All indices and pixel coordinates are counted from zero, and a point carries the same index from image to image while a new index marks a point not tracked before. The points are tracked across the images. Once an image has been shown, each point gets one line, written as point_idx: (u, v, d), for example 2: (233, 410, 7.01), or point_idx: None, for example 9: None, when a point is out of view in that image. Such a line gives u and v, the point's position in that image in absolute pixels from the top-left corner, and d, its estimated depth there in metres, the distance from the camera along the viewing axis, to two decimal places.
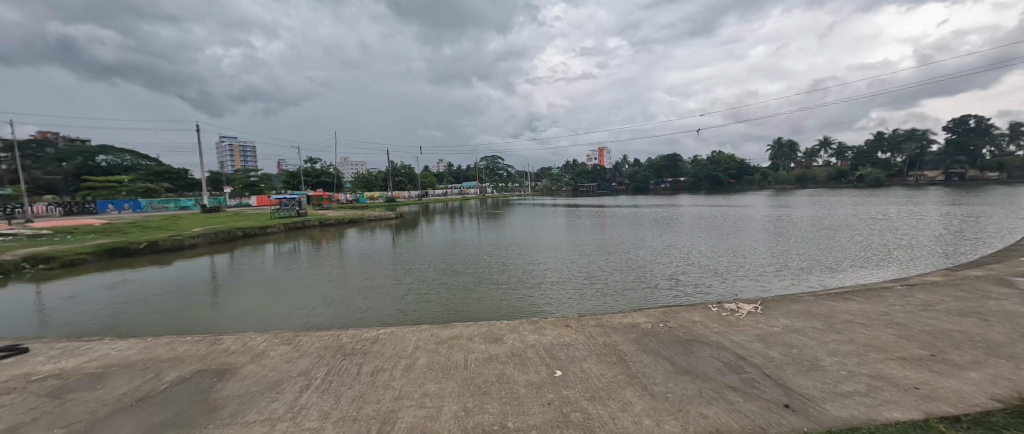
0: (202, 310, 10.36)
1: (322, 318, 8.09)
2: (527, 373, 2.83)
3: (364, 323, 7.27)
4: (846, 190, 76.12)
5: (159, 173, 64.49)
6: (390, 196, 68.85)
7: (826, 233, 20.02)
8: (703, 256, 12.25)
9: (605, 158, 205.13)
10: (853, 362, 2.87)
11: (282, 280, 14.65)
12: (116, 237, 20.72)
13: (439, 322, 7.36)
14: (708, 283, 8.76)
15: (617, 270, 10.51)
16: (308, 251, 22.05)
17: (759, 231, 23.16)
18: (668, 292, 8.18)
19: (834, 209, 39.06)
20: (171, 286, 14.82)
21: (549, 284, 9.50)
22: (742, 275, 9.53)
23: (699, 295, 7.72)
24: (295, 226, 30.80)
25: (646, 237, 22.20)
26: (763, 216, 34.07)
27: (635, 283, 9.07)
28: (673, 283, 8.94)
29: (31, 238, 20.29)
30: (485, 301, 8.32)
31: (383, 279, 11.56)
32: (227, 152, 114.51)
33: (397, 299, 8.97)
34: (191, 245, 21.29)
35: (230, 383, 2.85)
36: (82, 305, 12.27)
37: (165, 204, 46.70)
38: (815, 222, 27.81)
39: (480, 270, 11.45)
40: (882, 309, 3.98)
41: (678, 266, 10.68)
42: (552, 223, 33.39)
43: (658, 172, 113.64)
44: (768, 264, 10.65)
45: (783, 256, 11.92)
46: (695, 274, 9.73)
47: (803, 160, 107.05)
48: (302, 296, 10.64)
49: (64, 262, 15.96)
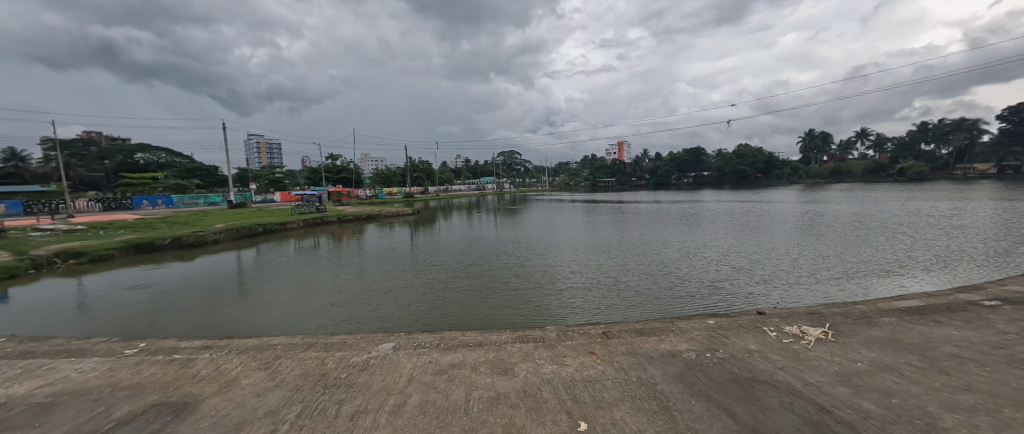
0: (220, 310, 10.32)
1: (338, 321, 7.83)
2: (542, 425, 2.22)
3: (376, 328, 7.07)
4: (885, 184, 71.44)
5: (192, 171, 67.47)
6: (409, 192, 69.41)
7: (871, 232, 18.42)
8: (738, 257, 11.40)
9: (625, 153, 201.18)
10: (985, 422, 2.10)
11: (300, 277, 14.62)
12: (144, 233, 21.40)
13: (452, 327, 7.08)
14: (748, 290, 8.02)
15: (645, 273, 9.83)
16: (327, 248, 22.17)
17: (792, 229, 21.73)
18: (704, 300, 7.49)
19: (874, 205, 36.55)
20: (195, 282, 15.10)
21: (573, 287, 8.97)
22: (784, 279, 8.71)
23: (731, 304, 7.08)
24: (315, 221, 31.19)
25: (672, 235, 21.15)
26: (797, 213, 32.04)
27: (666, 289, 8.40)
28: (708, 289, 8.22)
29: (68, 233, 21.23)
30: (503, 306, 7.90)
31: (400, 279, 11.27)
32: (256, 150, 119.15)
33: (413, 302, 8.65)
34: (214, 241, 21.75)
35: (182, 424, 2.37)
36: (110, 302, 12.54)
37: (194, 200, 48.63)
38: (855, 220, 25.85)
39: (500, 272, 11.01)
40: (995, 340, 3.13)
41: (712, 270, 9.92)
42: (571, 220, 32.48)
43: (680, 167, 110.43)
44: (812, 267, 9.76)
45: (828, 257, 10.95)
46: (732, 278, 8.97)
47: (837, 153, 101.31)
48: (318, 295, 10.45)
49: (93, 257, 16.49)
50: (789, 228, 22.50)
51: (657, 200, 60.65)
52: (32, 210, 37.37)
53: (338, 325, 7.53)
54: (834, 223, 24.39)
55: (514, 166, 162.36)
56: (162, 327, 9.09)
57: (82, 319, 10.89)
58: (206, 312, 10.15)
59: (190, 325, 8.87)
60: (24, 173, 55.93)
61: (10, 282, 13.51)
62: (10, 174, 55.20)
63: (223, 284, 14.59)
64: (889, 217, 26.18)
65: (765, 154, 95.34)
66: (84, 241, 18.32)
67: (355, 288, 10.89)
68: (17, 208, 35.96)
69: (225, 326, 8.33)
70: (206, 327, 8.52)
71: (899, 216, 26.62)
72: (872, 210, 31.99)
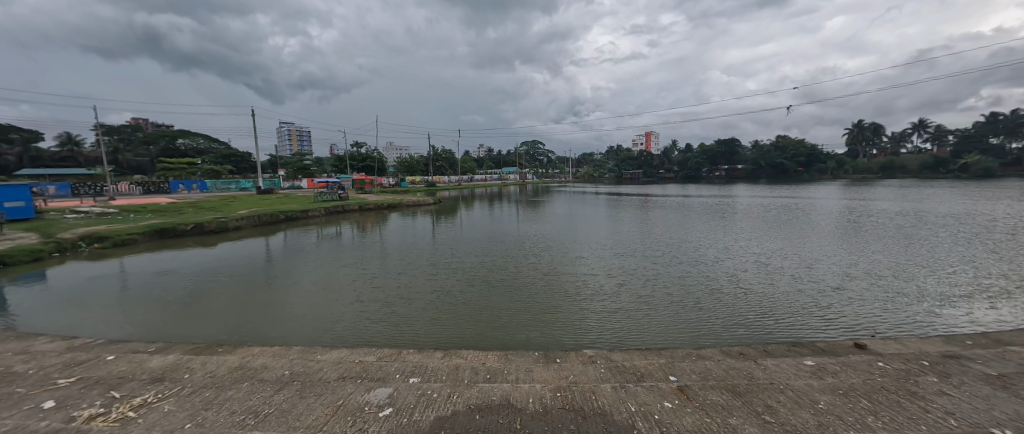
0: (236, 306, 9.87)
1: (356, 326, 7.21)
2: None
3: (388, 337, 6.60)
4: (944, 181, 65.19)
5: (227, 156, 69.87)
6: (431, 181, 69.34)
7: (950, 238, 15.99)
8: (798, 267, 10.08)
9: (653, 144, 195.06)
10: None
11: (321, 270, 14.25)
12: (170, 217, 21.56)
13: (470, 336, 6.51)
14: (824, 314, 6.82)
15: (695, 285, 8.70)
16: (350, 237, 21.80)
17: (848, 230, 19.52)
18: (773, 327, 6.41)
19: (935, 204, 32.95)
20: (214, 269, 14.85)
21: (613, 297, 8.07)
22: (865, 299, 7.44)
23: (790, 333, 6.13)
24: (337, 210, 30.97)
25: (710, 234, 19.50)
26: (849, 211, 29.16)
27: (721, 307, 7.30)
28: (774, 311, 7.01)
29: (100, 216, 21.72)
30: (525, 316, 7.23)
31: (422, 280, 10.59)
32: (287, 137, 123.41)
33: (437, 308, 7.93)
34: (235, 227, 21.63)
35: None
36: (130, 288, 12.36)
37: (227, 185, 50.09)
38: (916, 220, 23.08)
39: (530, 275, 10.16)
40: None
41: (773, 283, 8.69)
42: (597, 215, 30.89)
43: (712, 159, 105.60)
44: (895, 282, 8.39)
45: (910, 270, 9.44)
46: (801, 296, 7.73)
47: (888, 146, 93.38)
48: (336, 295, 9.82)
49: (116, 242, 16.50)
50: (844, 228, 20.23)
51: (685, 194, 57.86)
52: (79, 192, 39.34)
53: (357, 332, 6.90)
54: (900, 224, 21.64)
55: (537, 156, 160.03)
56: (173, 324, 8.64)
57: (102, 306, 10.72)
58: (221, 308, 9.70)
59: (199, 324, 8.39)
60: (78, 157, 59.56)
61: (34, 265, 13.58)
62: (65, 158, 58.98)
63: (245, 272, 14.32)
64: (963, 219, 23.10)
65: (807, 146, 88.66)
66: (110, 225, 18.48)
67: (376, 287, 10.29)
68: (66, 190, 37.90)
69: (234, 329, 7.74)
70: (215, 328, 7.98)
71: (975, 218, 23.46)
72: (941, 210, 28.55)
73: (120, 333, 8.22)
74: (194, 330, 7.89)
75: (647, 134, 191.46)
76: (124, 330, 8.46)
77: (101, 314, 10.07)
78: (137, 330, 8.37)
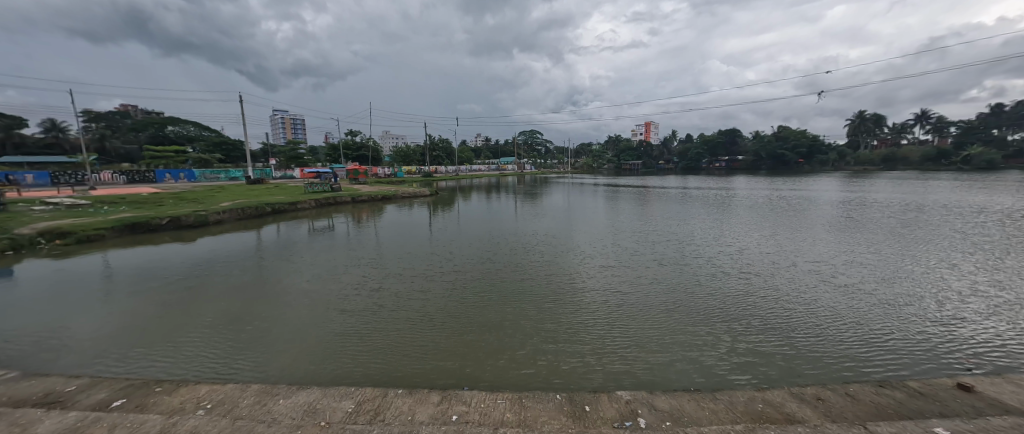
0: (226, 308, 9.05)
1: (344, 350, 6.20)
2: None
3: (382, 364, 5.67)
4: (947, 173, 64.22)
5: (218, 145, 67.71)
6: (428, 171, 67.67)
7: (978, 237, 15.00)
8: (834, 276, 9.17)
9: (652, 134, 192.99)
10: None
11: (316, 266, 13.35)
12: (147, 210, 20.06)
13: (479, 364, 5.55)
14: (890, 343, 5.86)
15: (729, 301, 7.75)
16: (343, 230, 20.56)
17: (868, 223, 18.48)
18: (837, 362, 5.40)
19: (947, 197, 31.57)
20: (196, 263, 13.69)
21: (638, 314, 7.20)
22: (929, 323, 6.51)
23: (859, 371, 5.17)
24: (329, 201, 29.53)
25: (722, 226, 18.47)
26: (858, 204, 28.33)
27: (767, 332, 6.33)
28: (831, 339, 6.03)
29: (72, 207, 20.23)
30: (542, 338, 6.29)
31: (421, 288, 9.60)
32: (281, 125, 121.06)
33: (438, 327, 6.94)
34: (217, 221, 20.17)
35: None
36: (97, 285, 11.22)
37: (216, 174, 48.32)
38: (935, 214, 21.85)
39: (541, 285, 9.18)
40: None
41: (815, 298, 7.75)
42: (598, 207, 29.75)
43: (712, 150, 104.80)
44: (952, 300, 7.44)
45: (969, 286, 8.33)
46: (856, 318, 6.75)
47: (889, 138, 91.96)
48: (326, 304, 8.81)
49: (80, 238, 15.00)
50: (862, 222, 19.16)
51: (686, 185, 56.57)
52: (60, 180, 37.58)
53: (347, 358, 5.92)
54: (919, 217, 20.64)
55: (535, 146, 158.14)
56: (134, 335, 7.50)
57: (67, 304, 9.69)
58: (201, 314, 8.68)
59: (166, 337, 7.30)
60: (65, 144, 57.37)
61: None
62: (51, 144, 56.77)
63: (228, 268, 13.20)
64: (981, 213, 22.11)
65: (809, 136, 87.11)
66: (77, 218, 16.96)
67: (372, 294, 9.29)
68: (46, 179, 36.07)
69: (204, 346, 6.69)
70: (191, 340, 7.07)
71: (993, 212, 22.47)
72: (954, 203, 27.60)
73: (70, 344, 7.09)
74: (158, 346, 6.81)
75: (646, 123, 190.43)
76: (75, 340, 7.31)
77: (66, 312, 9.09)
78: (91, 341, 7.24)
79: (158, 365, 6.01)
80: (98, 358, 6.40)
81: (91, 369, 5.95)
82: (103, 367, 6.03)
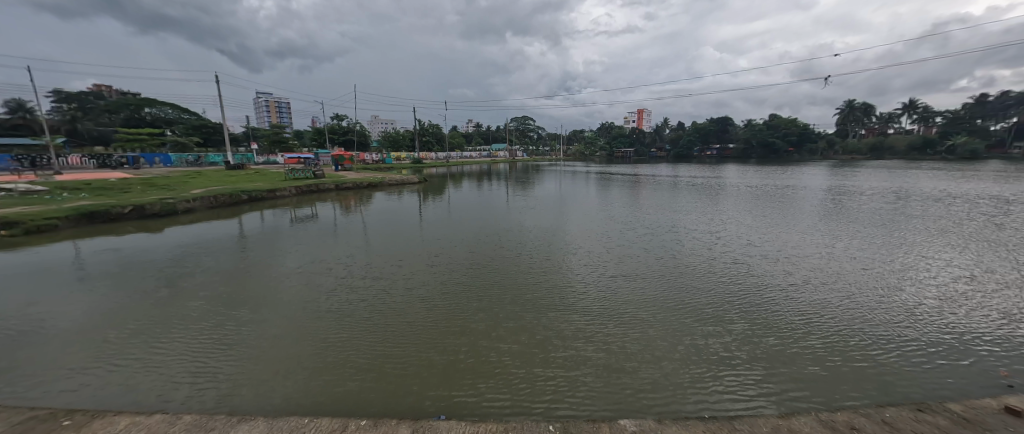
0: (203, 300, 8.51)
1: (314, 364, 5.62)
2: None
3: (357, 386, 5.05)
4: (930, 162, 65.04)
5: (197, 128, 64.47)
6: (418, 157, 66.20)
7: (974, 230, 14.70)
8: (846, 286, 8.70)
9: (645, 120, 192.61)
10: None
11: (303, 256, 12.76)
12: (109, 197, 18.66)
13: (469, 386, 5.04)
14: (918, 365, 5.34)
15: (742, 315, 7.24)
16: (328, 219, 19.62)
17: (862, 214, 18.16)
18: (862, 389, 4.84)
19: (934, 187, 31.53)
20: (173, 251, 12.94)
21: (642, 325, 6.85)
22: (952, 342, 6.02)
23: (888, 398, 4.62)
24: (310, 189, 28.21)
25: (720, 219, 17.80)
26: (845, 193, 28.37)
27: (784, 352, 5.82)
28: (853, 362, 5.50)
29: (25, 194, 18.69)
30: (541, 353, 5.90)
31: (412, 290, 9.04)
32: (265, 108, 116.87)
33: (426, 342, 6.30)
34: (187, 209, 18.89)
35: None
36: (59, 275, 10.39)
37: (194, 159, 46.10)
38: (923, 204, 21.82)
39: (539, 292, 8.70)
40: None
41: (826, 311, 7.34)
42: (591, 196, 29.03)
43: (704, 137, 105.14)
44: (966, 315, 7.00)
45: (977, 295, 7.97)
46: (872, 336, 6.27)
47: (876, 126, 92.59)
48: (308, 305, 8.14)
49: (29, 228, 13.70)
50: (855, 213, 18.86)
51: (677, 174, 56.40)
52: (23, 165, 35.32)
53: (318, 374, 5.33)
54: (912, 208, 20.40)
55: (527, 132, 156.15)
56: (93, 332, 6.90)
57: (23, 295, 8.94)
58: (177, 307, 8.10)
59: (129, 336, 6.71)
60: (33, 124, 54.05)
61: None
62: (18, 125, 53.56)
63: (208, 256, 12.48)
64: (968, 203, 22.17)
65: (799, 125, 87.52)
66: (28, 206, 15.57)
67: (360, 296, 8.62)
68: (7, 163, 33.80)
69: (160, 355, 6.00)
70: (151, 343, 6.42)
71: (979, 202, 22.50)
72: (942, 193, 27.58)
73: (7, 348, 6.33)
74: (111, 350, 6.17)
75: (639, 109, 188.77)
76: (29, 337, 6.70)
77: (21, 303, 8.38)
78: (36, 342, 6.52)
79: (99, 380, 5.27)
80: (40, 362, 5.76)
81: (26, 380, 5.26)
82: (45, 375, 5.39)
